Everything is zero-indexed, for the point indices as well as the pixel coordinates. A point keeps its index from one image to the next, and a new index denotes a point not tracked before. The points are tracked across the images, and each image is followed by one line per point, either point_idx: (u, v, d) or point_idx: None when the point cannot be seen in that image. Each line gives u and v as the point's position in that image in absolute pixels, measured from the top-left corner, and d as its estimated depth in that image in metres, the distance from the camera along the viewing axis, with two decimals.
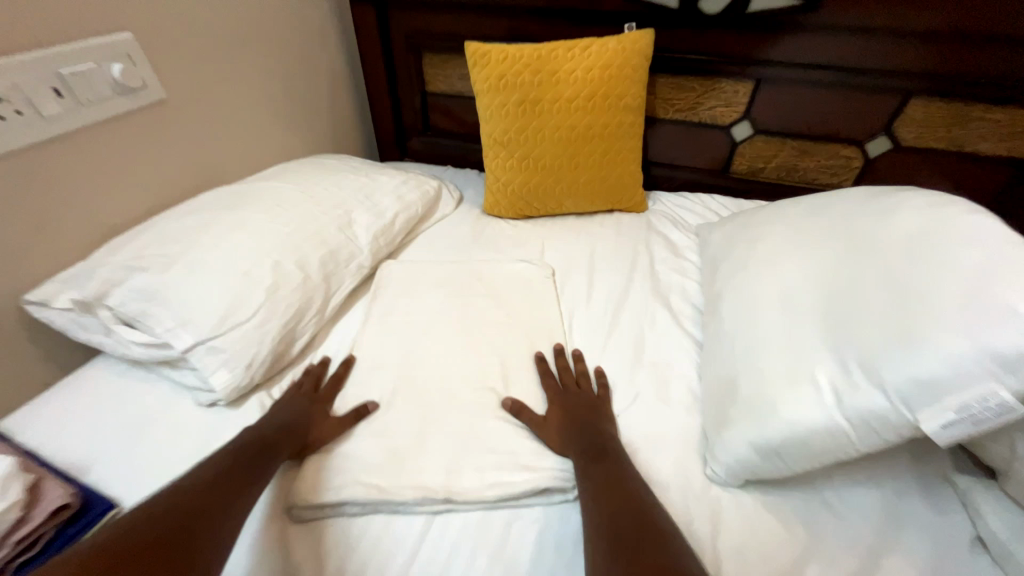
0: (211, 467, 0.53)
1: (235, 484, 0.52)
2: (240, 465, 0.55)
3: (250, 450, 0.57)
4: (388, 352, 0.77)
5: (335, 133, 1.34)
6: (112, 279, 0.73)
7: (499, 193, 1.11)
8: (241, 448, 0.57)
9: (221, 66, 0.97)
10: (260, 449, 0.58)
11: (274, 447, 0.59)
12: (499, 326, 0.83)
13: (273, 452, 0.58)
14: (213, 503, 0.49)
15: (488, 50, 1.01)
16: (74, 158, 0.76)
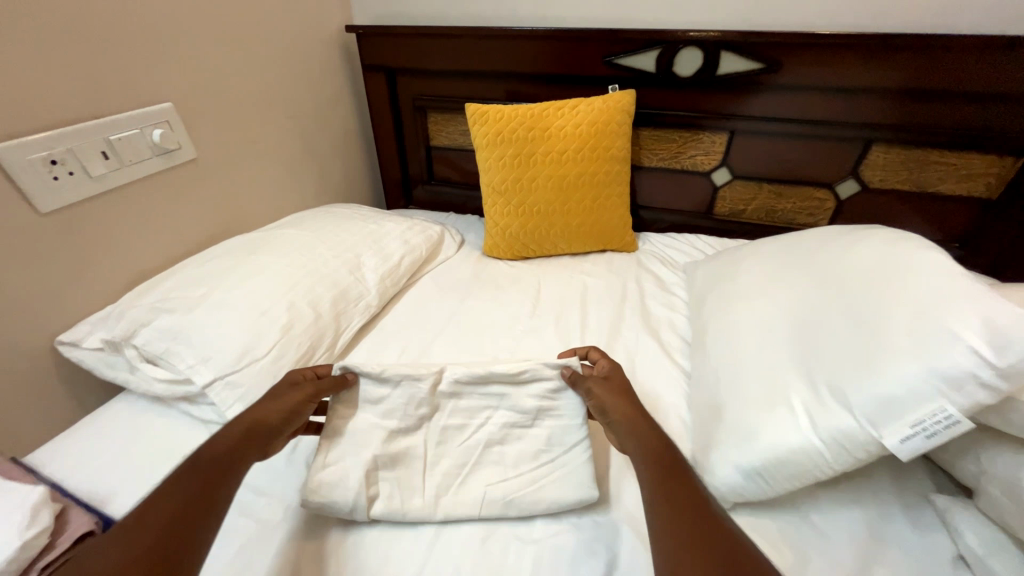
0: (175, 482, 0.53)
1: (201, 505, 0.51)
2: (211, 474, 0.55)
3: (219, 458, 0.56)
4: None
5: (346, 184, 1.45)
6: (139, 320, 0.79)
7: (497, 237, 1.19)
8: (202, 464, 0.55)
9: (247, 128, 1.08)
10: (228, 456, 0.57)
11: (245, 447, 0.59)
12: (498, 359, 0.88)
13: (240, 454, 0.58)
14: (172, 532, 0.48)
15: (487, 110, 1.12)
16: (119, 211, 0.85)
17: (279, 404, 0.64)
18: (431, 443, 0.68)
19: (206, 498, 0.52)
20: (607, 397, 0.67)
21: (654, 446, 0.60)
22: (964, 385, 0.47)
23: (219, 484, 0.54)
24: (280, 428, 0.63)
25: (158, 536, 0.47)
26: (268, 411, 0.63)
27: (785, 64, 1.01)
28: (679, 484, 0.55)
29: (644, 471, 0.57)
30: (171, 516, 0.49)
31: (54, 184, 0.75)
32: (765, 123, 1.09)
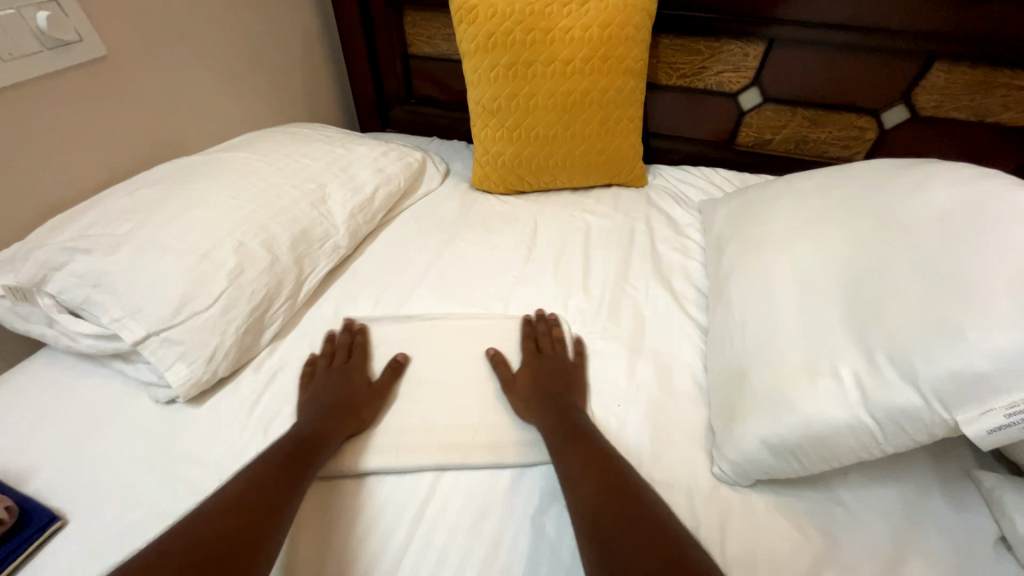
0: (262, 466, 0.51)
1: (287, 484, 0.50)
2: (290, 465, 0.52)
3: (298, 450, 0.54)
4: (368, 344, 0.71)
5: (310, 100, 1.24)
6: (50, 263, 0.65)
7: (488, 167, 1.03)
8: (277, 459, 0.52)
9: (173, 19, 0.86)
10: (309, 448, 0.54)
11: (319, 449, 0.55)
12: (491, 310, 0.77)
13: (314, 452, 0.55)
14: (266, 510, 0.47)
15: (475, 5, 0.91)
16: None
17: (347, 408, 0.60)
18: (425, 362, 0.69)
19: (289, 484, 0.50)
20: (524, 376, 0.65)
21: (573, 423, 0.58)
22: None
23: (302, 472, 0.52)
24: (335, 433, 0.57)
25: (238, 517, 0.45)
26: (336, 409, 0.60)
27: None
28: (585, 454, 0.53)
29: (559, 452, 0.55)
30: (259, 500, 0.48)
31: None
32: (812, 31, 0.91)
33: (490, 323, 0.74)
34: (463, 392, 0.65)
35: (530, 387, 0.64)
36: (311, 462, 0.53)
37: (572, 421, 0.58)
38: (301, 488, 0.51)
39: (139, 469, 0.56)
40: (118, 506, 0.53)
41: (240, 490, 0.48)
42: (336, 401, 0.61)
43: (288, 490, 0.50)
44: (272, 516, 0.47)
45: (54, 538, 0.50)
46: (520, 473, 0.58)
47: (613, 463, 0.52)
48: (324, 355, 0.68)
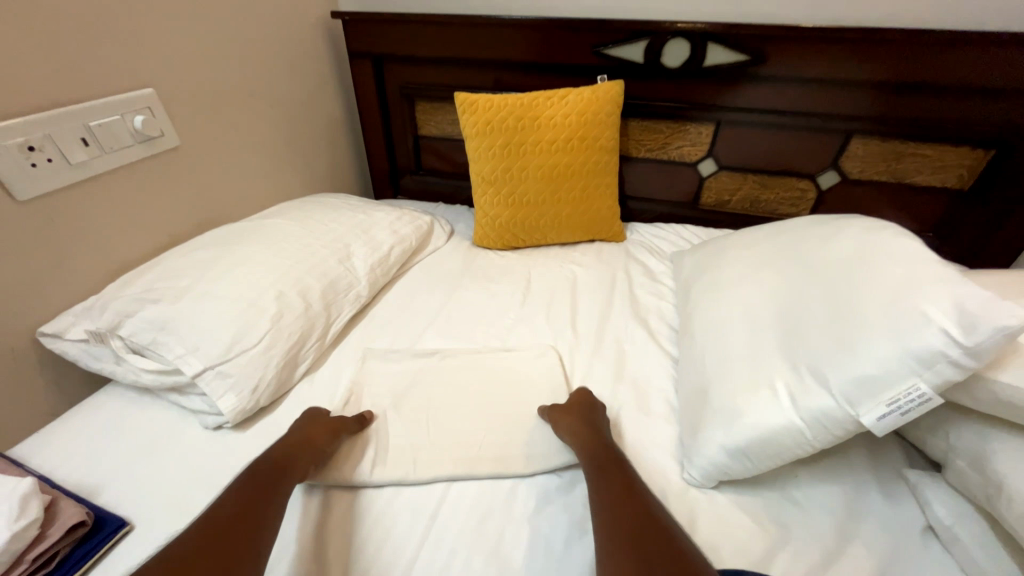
0: (236, 491, 0.56)
1: (259, 506, 0.55)
2: (261, 490, 0.57)
3: (266, 477, 0.59)
4: (385, 376, 0.82)
5: (333, 172, 1.43)
6: (125, 311, 0.78)
7: (487, 227, 1.19)
8: (252, 484, 0.57)
9: (230, 115, 1.06)
10: (276, 475, 0.59)
11: (286, 476, 0.60)
12: (491, 347, 0.89)
13: (284, 478, 0.59)
14: (238, 543, 0.50)
15: (475, 99, 1.11)
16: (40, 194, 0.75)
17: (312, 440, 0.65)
18: (435, 391, 0.79)
19: (265, 507, 0.55)
20: (567, 413, 0.71)
21: (610, 456, 0.63)
22: (934, 364, 0.50)
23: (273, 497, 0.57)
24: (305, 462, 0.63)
25: (218, 536, 0.50)
26: (300, 440, 0.65)
27: (770, 57, 1.03)
28: (617, 482, 0.59)
29: (595, 479, 0.60)
30: (235, 518, 0.52)
31: (33, 171, 0.73)
32: (750, 114, 1.11)
33: (491, 357, 0.86)
34: (468, 415, 0.75)
35: (578, 421, 0.69)
36: (279, 488, 0.58)
37: (609, 454, 0.64)
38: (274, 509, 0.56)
39: (193, 483, 0.65)
40: (176, 514, 0.62)
41: (215, 514, 0.52)
42: (299, 439, 0.65)
43: (262, 511, 0.54)
44: (249, 533, 0.51)
45: (121, 541, 0.59)
46: (518, 482, 0.67)
47: (645, 495, 0.57)
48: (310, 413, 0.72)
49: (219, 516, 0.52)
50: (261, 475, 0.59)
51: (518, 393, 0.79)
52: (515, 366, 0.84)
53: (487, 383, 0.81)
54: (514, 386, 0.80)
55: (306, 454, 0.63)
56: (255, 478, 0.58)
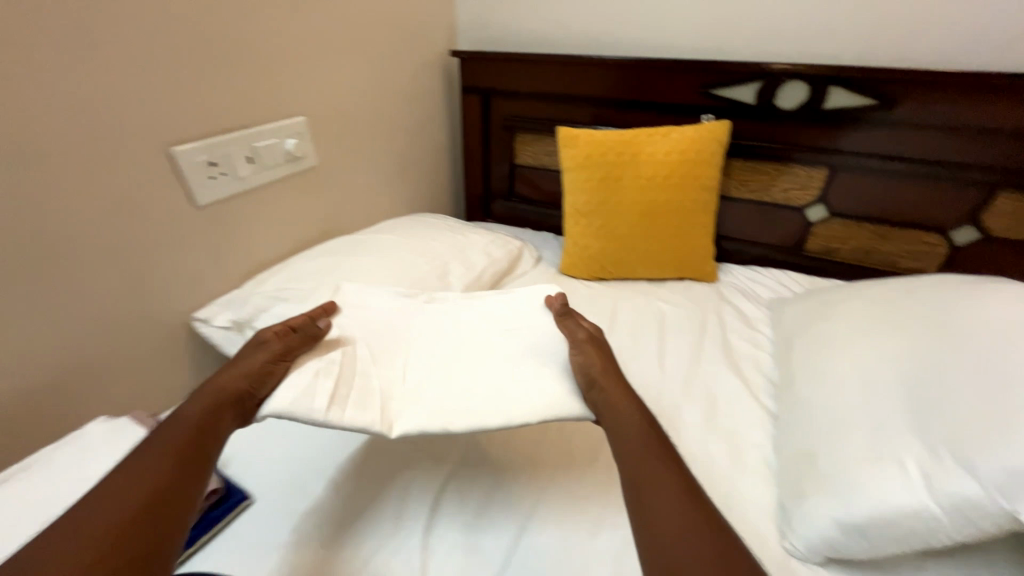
0: (162, 452, 0.56)
1: (186, 470, 0.56)
2: (184, 446, 0.57)
3: (190, 431, 0.59)
4: (368, 314, 0.79)
5: (431, 193, 1.54)
6: (261, 306, 0.89)
7: (575, 257, 1.21)
8: (164, 442, 0.57)
9: (358, 139, 1.19)
10: (195, 429, 0.59)
11: (206, 428, 0.60)
12: (480, 301, 0.82)
13: (203, 427, 0.60)
14: (158, 520, 0.51)
15: (578, 134, 1.15)
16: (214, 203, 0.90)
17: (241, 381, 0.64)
18: (419, 336, 0.76)
19: (180, 464, 0.56)
20: (610, 384, 0.68)
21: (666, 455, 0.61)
22: None
23: (201, 453, 0.58)
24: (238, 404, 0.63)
25: (136, 507, 0.51)
26: (225, 383, 0.64)
27: (902, 101, 0.98)
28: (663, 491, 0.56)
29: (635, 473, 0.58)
30: (146, 482, 0.53)
31: (210, 182, 0.87)
32: (873, 161, 1.04)
33: (485, 311, 0.80)
34: (460, 379, 0.69)
35: (626, 404, 0.66)
36: (202, 442, 0.58)
37: (673, 461, 0.60)
38: (200, 466, 0.57)
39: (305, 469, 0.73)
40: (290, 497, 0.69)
41: (129, 475, 0.54)
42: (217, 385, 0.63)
43: (179, 469, 0.55)
44: (174, 505, 0.53)
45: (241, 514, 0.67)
46: (600, 520, 0.66)
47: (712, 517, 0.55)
48: (276, 337, 0.69)
49: (137, 480, 0.53)
50: (184, 430, 0.59)
51: (507, 352, 0.73)
52: (502, 322, 0.78)
53: (468, 334, 0.76)
54: (506, 348, 0.74)
55: (233, 400, 0.63)
56: (173, 432, 0.58)
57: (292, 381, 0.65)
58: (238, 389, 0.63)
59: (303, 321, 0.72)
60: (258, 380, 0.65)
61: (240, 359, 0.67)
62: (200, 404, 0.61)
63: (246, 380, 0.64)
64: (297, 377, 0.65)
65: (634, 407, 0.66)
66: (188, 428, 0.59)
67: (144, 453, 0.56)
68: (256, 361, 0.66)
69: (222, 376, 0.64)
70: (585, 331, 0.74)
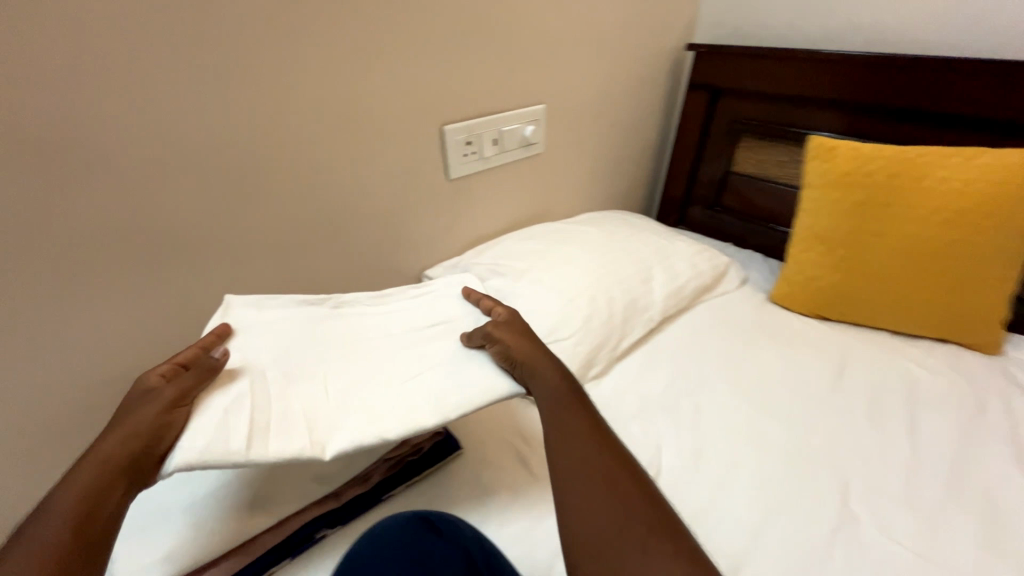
0: (54, 522, 0.44)
1: (85, 537, 0.44)
2: (82, 511, 0.45)
3: (90, 491, 0.47)
4: (269, 340, 0.66)
5: (627, 190, 1.49)
6: (481, 275, 0.97)
7: (797, 287, 1.04)
8: (76, 504, 0.46)
9: (579, 131, 1.21)
10: (96, 490, 0.47)
11: (111, 488, 0.47)
12: (403, 303, 0.79)
13: (119, 481, 0.48)
14: None
15: (837, 146, 0.97)
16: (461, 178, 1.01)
17: (145, 427, 0.51)
18: (307, 349, 0.67)
19: (93, 529, 0.45)
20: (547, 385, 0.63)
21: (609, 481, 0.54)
22: None
23: (111, 510, 0.47)
24: (146, 453, 0.50)
25: None
26: (120, 433, 0.50)
27: None
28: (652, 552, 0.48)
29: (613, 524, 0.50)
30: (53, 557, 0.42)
31: (464, 158, 0.98)
32: None
33: (400, 312, 0.77)
34: (371, 394, 0.62)
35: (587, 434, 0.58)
36: (109, 502, 0.47)
37: (650, 514, 0.51)
38: (103, 535, 0.46)
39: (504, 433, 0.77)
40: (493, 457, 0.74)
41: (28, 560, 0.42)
42: (124, 428, 0.50)
43: (84, 541, 0.44)
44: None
45: (454, 460, 0.72)
46: None
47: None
48: (167, 371, 0.57)
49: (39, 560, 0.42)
50: (77, 493, 0.46)
51: (413, 346, 0.71)
52: (400, 327, 0.74)
53: (365, 349, 0.69)
54: (416, 339, 0.72)
55: (138, 448, 0.50)
56: (70, 496, 0.46)
57: (199, 423, 0.53)
58: (158, 436, 0.51)
59: (196, 354, 0.60)
60: (176, 423, 0.53)
61: (138, 409, 0.52)
62: (99, 461, 0.48)
63: (160, 420, 0.52)
64: (202, 422, 0.53)
65: (557, 368, 0.65)
66: (69, 504, 0.45)
67: (36, 529, 0.44)
68: (149, 420, 0.51)
69: (124, 419, 0.52)
70: (502, 312, 0.74)
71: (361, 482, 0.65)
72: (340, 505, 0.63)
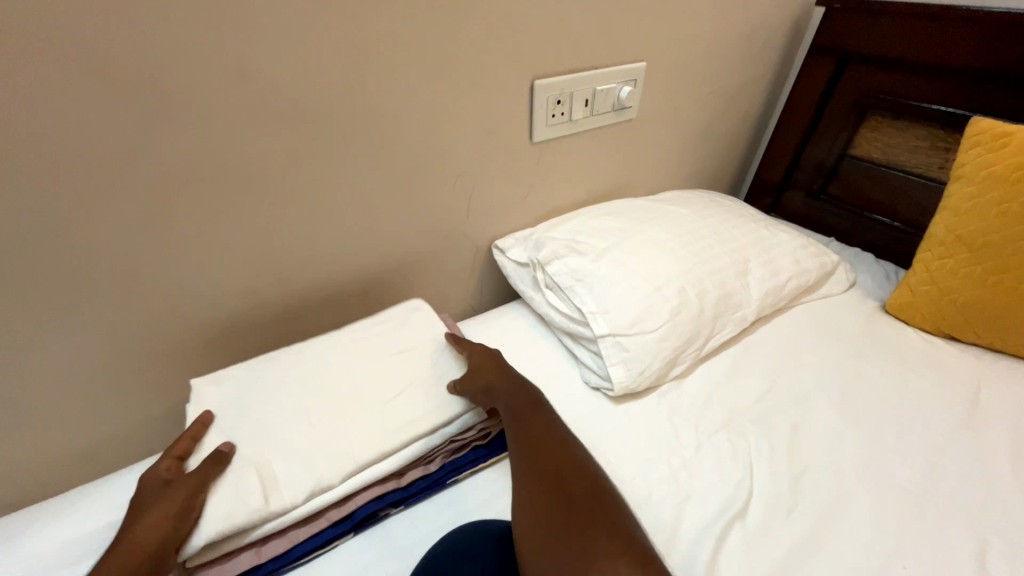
0: None
1: None
2: None
3: None
4: (241, 391, 0.65)
5: (717, 168, 1.33)
6: (557, 251, 0.87)
7: (924, 298, 0.89)
8: None
9: (677, 96, 1.07)
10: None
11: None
12: (357, 332, 0.75)
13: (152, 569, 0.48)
14: None
15: (1009, 133, 0.79)
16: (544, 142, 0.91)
17: (163, 517, 0.50)
18: (272, 394, 0.65)
19: None
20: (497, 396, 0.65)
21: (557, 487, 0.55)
22: None
23: None
24: (173, 540, 0.50)
25: None
26: (143, 527, 0.50)
27: None
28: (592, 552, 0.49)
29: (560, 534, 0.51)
30: None
31: (550, 120, 0.88)
32: None
33: (363, 334, 0.75)
34: (349, 417, 0.63)
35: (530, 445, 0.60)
36: None
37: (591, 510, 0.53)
38: None
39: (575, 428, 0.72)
40: None
41: None
42: (142, 526, 0.50)
43: None
44: None
45: None
46: None
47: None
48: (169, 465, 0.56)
49: None
50: None
51: (390, 369, 0.70)
52: (361, 351, 0.72)
53: (333, 373, 0.68)
54: (389, 360, 0.71)
55: (163, 534, 0.49)
56: None
57: (224, 505, 0.53)
58: (180, 520, 0.51)
59: (190, 444, 0.58)
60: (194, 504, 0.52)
61: (143, 510, 0.51)
62: (128, 554, 0.48)
63: (177, 504, 0.52)
64: (219, 504, 0.53)
65: (512, 377, 0.67)
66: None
67: None
68: (161, 509, 0.51)
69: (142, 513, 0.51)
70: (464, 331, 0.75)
71: (422, 464, 0.63)
72: (402, 486, 0.61)
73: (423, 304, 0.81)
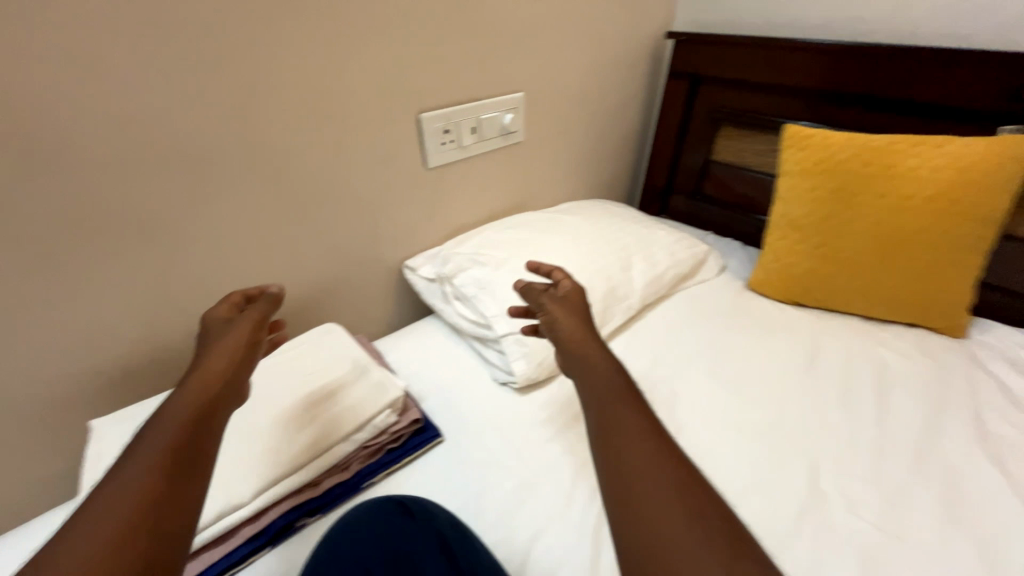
0: (163, 430, 0.47)
1: (194, 441, 0.48)
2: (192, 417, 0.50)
3: (197, 405, 0.51)
4: None
5: (609, 179, 1.49)
6: (462, 264, 0.96)
7: (773, 273, 1.06)
8: (186, 420, 0.49)
9: (559, 119, 1.21)
10: (204, 405, 0.51)
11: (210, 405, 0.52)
12: (276, 361, 0.77)
13: (214, 402, 0.52)
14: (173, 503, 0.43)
15: (811, 135, 0.99)
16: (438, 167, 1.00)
17: (224, 358, 0.57)
18: None
19: (197, 440, 0.48)
20: (564, 315, 0.66)
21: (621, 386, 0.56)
22: None
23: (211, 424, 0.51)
24: (226, 394, 0.54)
25: (148, 502, 0.42)
26: (210, 359, 0.56)
27: None
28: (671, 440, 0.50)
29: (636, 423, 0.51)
30: (168, 460, 0.45)
31: (441, 148, 0.97)
32: None
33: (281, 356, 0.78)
34: (269, 435, 0.66)
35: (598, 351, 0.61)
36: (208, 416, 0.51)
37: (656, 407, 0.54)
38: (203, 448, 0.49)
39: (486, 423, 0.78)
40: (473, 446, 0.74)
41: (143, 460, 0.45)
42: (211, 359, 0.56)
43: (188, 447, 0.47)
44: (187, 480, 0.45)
45: (434, 448, 0.74)
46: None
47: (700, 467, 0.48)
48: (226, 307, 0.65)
49: (154, 459, 0.45)
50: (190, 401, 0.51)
51: (307, 385, 0.73)
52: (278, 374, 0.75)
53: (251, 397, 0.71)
54: (306, 377, 0.75)
55: (221, 381, 0.54)
56: (183, 403, 0.50)
57: None
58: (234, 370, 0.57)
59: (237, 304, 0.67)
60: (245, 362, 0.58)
61: (210, 348, 0.58)
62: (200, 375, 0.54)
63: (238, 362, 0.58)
64: None
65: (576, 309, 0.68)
66: (165, 441, 0.47)
67: (148, 434, 0.47)
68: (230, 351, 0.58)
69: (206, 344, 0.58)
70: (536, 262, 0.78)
71: (338, 471, 0.67)
72: (318, 494, 0.65)
73: (335, 327, 0.85)
